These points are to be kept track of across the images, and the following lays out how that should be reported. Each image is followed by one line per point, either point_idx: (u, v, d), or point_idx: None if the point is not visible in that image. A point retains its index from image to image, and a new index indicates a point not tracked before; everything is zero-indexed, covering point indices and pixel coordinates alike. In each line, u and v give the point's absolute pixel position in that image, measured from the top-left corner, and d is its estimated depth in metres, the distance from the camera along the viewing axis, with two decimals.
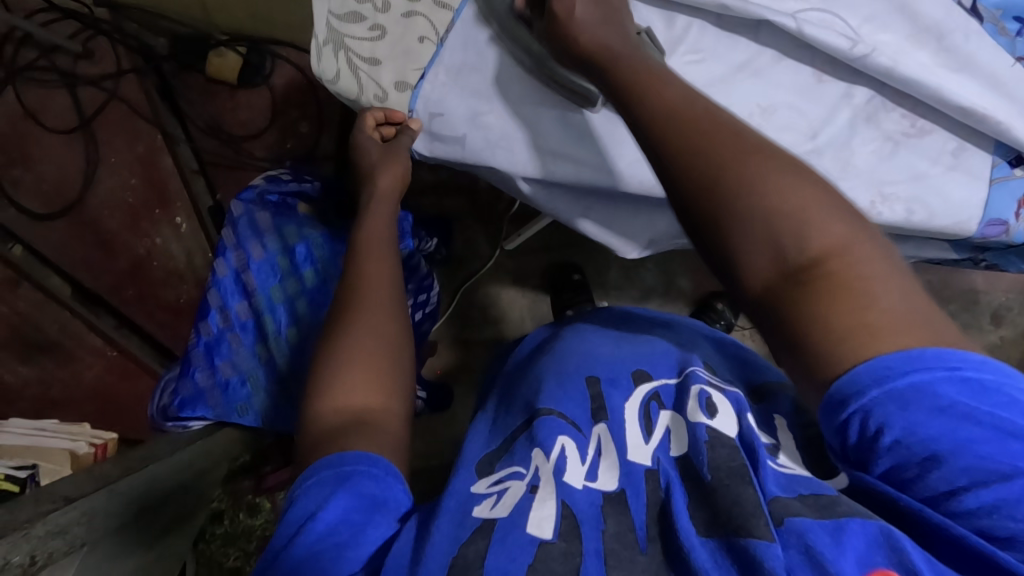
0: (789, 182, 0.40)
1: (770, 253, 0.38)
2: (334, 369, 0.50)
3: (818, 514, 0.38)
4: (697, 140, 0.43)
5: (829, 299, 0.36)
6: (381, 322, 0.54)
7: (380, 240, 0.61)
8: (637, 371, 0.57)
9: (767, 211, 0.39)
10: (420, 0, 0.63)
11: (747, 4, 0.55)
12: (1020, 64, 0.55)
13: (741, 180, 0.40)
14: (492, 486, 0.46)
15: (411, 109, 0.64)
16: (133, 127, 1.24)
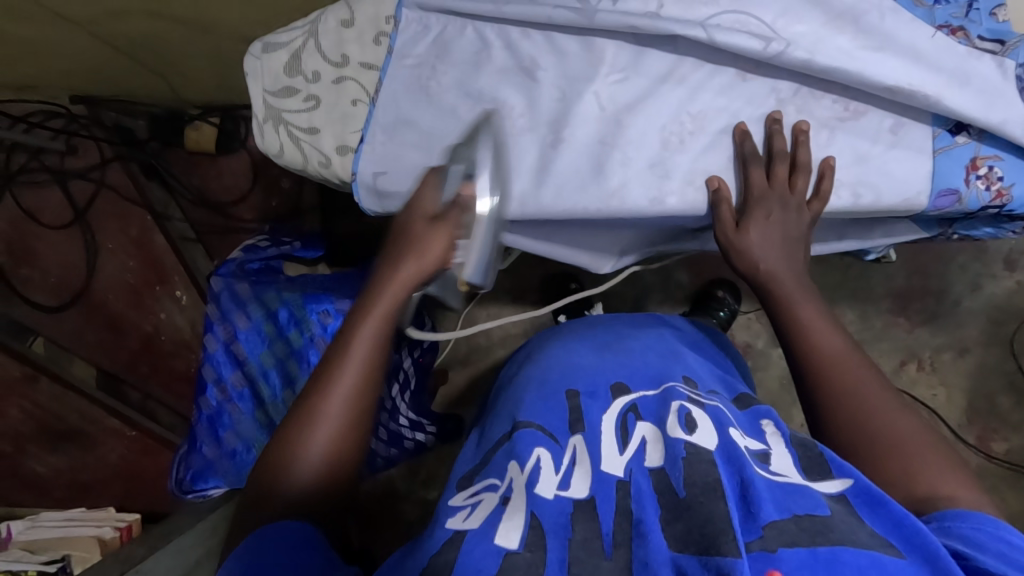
0: (885, 395, 0.53)
1: (897, 481, 0.48)
2: (296, 450, 0.50)
3: (809, 541, 0.39)
4: (856, 390, 0.53)
5: (890, 479, 0.48)
6: (358, 429, 0.52)
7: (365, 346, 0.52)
8: (615, 383, 0.59)
9: (897, 453, 0.49)
10: (347, 65, 0.64)
11: (654, 22, 0.57)
12: (941, 32, 0.54)
13: (878, 426, 0.51)
14: (468, 498, 0.49)
15: (355, 171, 0.65)
16: (124, 211, 1.28)
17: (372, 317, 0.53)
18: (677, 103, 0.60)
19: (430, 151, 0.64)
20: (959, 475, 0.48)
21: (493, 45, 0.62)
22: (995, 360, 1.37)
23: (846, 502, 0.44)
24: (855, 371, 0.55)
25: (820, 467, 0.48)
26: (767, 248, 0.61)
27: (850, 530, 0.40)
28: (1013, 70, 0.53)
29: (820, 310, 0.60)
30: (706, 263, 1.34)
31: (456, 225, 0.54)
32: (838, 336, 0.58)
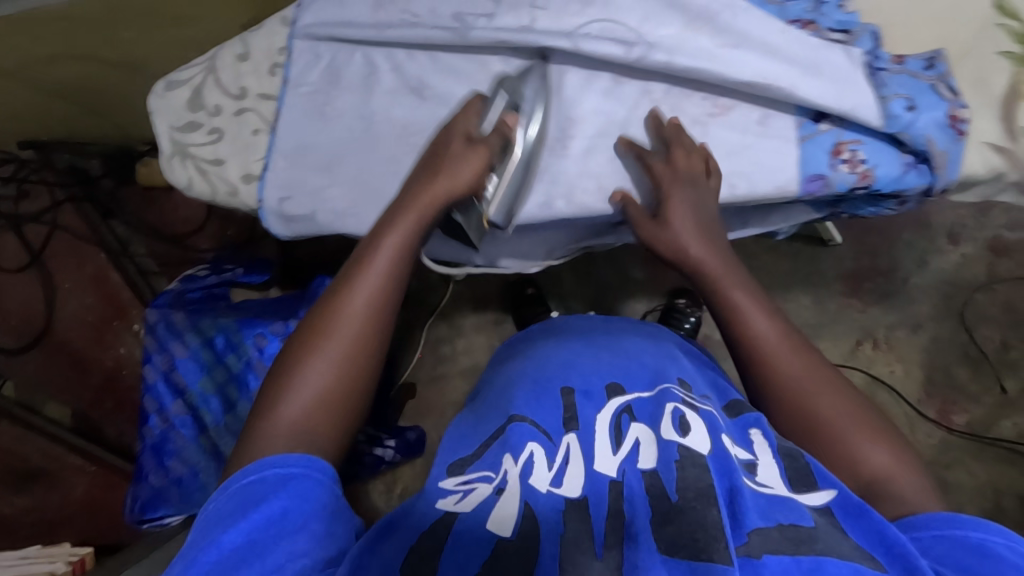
0: (824, 377, 0.52)
1: (847, 469, 0.49)
2: (308, 361, 0.50)
3: (793, 550, 0.39)
4: (801, 374, 0.52)
5: (837, 460, 0.49)
6: (375, 340, 0.52)
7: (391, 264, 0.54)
8: (609, 384, 0.56)
9: (846, 442, 0.49)
10: (246, 96, 0.67)
11: (525, 36, 0.60)
12: (793, 27, 0.57)
13: (827, 414, 0.50)
14: (460, 484, 0.48)
15: (261, 198, 0.67)
16: (78, 251, 1.31)
17: (399, 231, 0.55)
18: (558, 110, 0.62)
19: (330, 173, 0.66)
20: (897, 448, 0.49)
21: (382, 70, 0.65)
22: (949, 333, 1.39)
23: (829, 513, 0.43)
24: (799, 352, 0.54)
25: (805, 477, 0.46)
26: (694, 233, 0.58)
27: (834, 541, 0.40)
28: (861, 57, 0.56)
29: (756, 287, 0.57)
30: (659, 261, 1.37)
31: (491, 149, 0.58)
32: (780, 314, 0.56)
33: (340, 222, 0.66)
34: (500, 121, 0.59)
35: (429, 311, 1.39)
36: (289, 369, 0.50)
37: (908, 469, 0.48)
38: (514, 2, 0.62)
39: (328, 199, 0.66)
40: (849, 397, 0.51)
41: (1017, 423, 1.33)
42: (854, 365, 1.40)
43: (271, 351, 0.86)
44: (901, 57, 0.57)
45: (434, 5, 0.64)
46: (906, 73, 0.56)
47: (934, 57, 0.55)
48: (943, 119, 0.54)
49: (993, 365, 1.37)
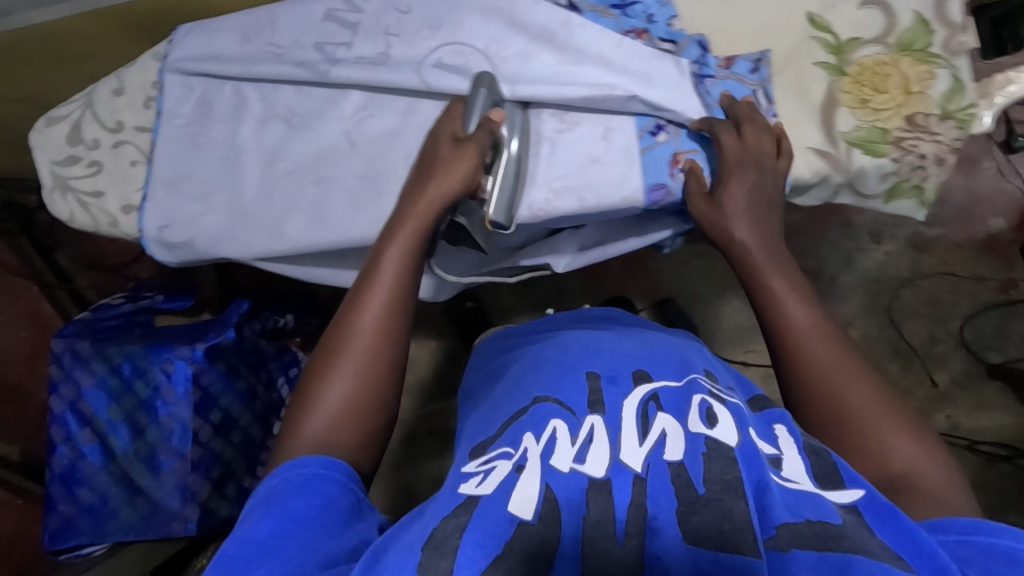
0: (853, 369, 0.53)
1: (876, 461, 0.49)
2: (327, 378, 0.52)
3: (821, 545, 0.39)
4: (833, 367, 0.53)
5: (866, 456, 0.49)
6: (387, 352, 0.54)
7: (396, 275, 0.56)
8: (637, 370, 0.53)
9: (876, 435, 0.49)
10: (123, 129, 0.70)
11: (378, 71, 0.63)
12: (628, 38, 0.60)
13: (857, 407, 0.51)
14: (482, 464, 0.48)
15: (141, 227, 0.69)
16: (10, 285, 1.32)
17: (399, 243, 0.57)
18: (418, 133, 0.65)
19: (207, 202, 0.68)
20: (923, 439, 0.49)
21: (251, 101, 0.68)
22: (878, 329, 1.40)
23: (857, 512, 0.42)
24: (831, 347, 0.54)
25: (832, 476, 0.46)
26: (738, 197, 0.58)
27: (863, 539, 0.40)
28: (688, 66, 0.59)
29: (790, 274, 0.57)
30: (595, 273, 1.40)
31: (480, 145, 0.58)
32: (810, 307, 0.56)
33: (221, 248, 0.68)
34: (486, 117, 0.59)
35: None
36: (310, 393, 0.52)
37: (935, 464, 0.48)
38: (370, 30, 0.64)
39: (208, 227, 0.68)
40: (884, 393, 0.52)
41: (950, 416, 1.34)
42: None
43: (177, 376, 0.88)
44: (729, 60, 0.60)
45: (295, 35, 0.66)
46: (733, 76, 0.60)
47: (758, 60, 0.59)
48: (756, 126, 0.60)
49: (923, 360, 1.38)
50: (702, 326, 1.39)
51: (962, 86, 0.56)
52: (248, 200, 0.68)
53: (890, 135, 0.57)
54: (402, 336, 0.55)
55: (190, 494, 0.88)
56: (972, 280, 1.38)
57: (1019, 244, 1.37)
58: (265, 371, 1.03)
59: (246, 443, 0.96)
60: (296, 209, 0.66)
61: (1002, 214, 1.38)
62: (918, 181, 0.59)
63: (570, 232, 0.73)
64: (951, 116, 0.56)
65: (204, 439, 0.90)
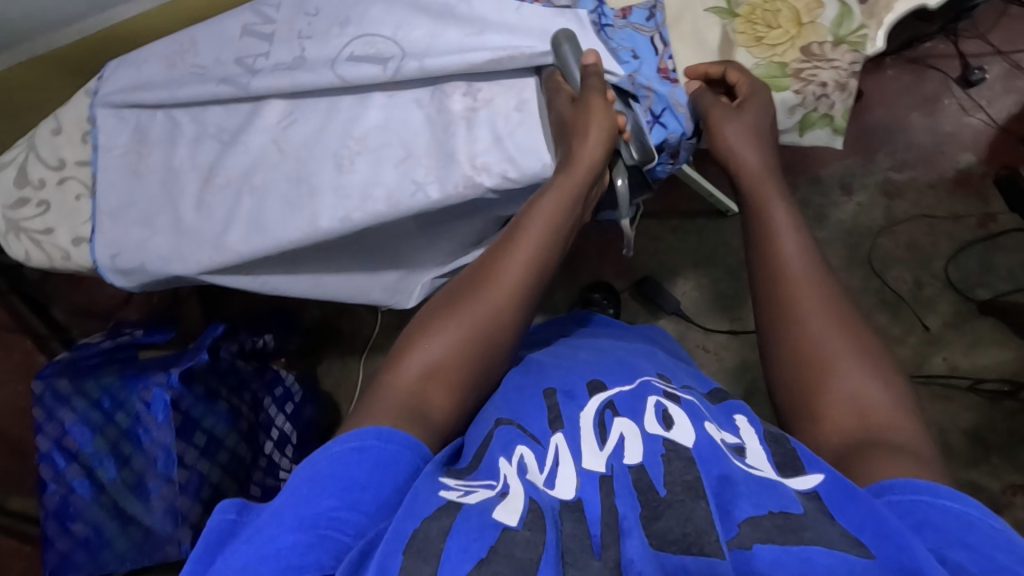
0: (842, 318, 0.50)
1: (854, 409, 0.46)
2: (437, 327, 0.51)
3: (782, 539, 0.36)
4: (822, 313, 0.50)
5: (843, 402, 0.46)
6: (507, 317, 0.52)
7: (530, 247, 0.54)
8: (591, 381, 0.53)
9: (854, 384, 0.47)
10: (65, 166, 0.73)
11: (295, 78, 0.65)
12: (526, 2, 0.62)
13: (842, 356, 0.48)
14: (461, 484, 0.43)
15: (94, 258, 0.72)
16: (6, 342, 1.38)
17: (541, 217, 0.55)
18: (341, 131, 0.67)
19: (151, 225, 0.71)
20: (893, 387, 0.47)
21: (184, 124, 0.71)
22: (861, 281, 1.34)
23: (817, 498, 0.40)
24: (820, 290, 0.51)
25: (793, 462, 0.43)
26: (739, 140, 0.57)
27: (823, 528, 0.37)
28: (587, 17, 0.61)
29: (795, 207, 0.54)
30: (574, 259, 1.39)
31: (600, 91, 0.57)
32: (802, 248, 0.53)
33: (171, 267, 0.70)
34: (583, 65, 0.58)
35: (362, 345, 1.36)
36: (418, 333, 0.51)
37: (908, 423, 0.45)
38: (285, 37, 0.67)
39: (156, 248, 0.70)
40: (870, 343, 0.48)
41: (948, 358, 1.29)
42: None
43: (156, 403, 0.91)
44: (627, 12, 0.61)
45: (215, 53, 0.69)
46: (631, 26, 0.61)
47: (653, 6, 0.60)
48: (659, 69, 0.60)
49: (912, 304, 1.32)
50: (684, 300, 1.36)
51: (849, 11, 0.57)
52: (194, 215, 0.70)
53: (789, 68, 0.59)
54: (526, 306, 0.53)
55: (181, 517, 0.90)
56: (949, 220, 1.32)
57: (992, 177, 1.31)
58: (249, 393, 1.05)
59: (234, 462, 0.98)
60: (241, 219, 0.69)
61: (969, 149, 1.32)
62: (825, 110, 0.60)
63: None
64: (844, 41, 0.58)
65: (191, 462, 0.92)
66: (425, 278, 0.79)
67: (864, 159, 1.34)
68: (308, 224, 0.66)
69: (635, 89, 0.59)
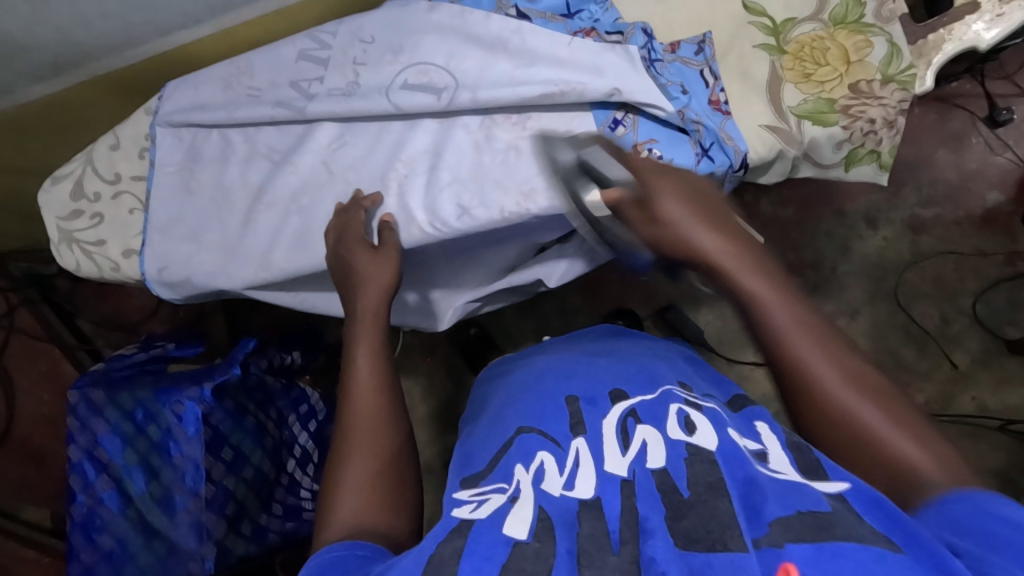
0: (842, 358, 0.49)
1: (881, 458, 0.46)
2: (340, 479, 0.52)
3: (813, 535, 0.35)
4: (819, 361, 0.48)
5: (867, 449, 0.46)
6: (383, 417, 0.56)
7: (368, 374, 0.59)
8: (613, 391, 0.55)
9: (873, 432, 0.46)
10: (122, 182, 0.75)
11: (350, 104, 0.67)
12: (577, 37, 0.63)
13: (849, 410, 0.47)
14: (474, 495, 0.47)
15: (143, 271, 0.73)
16: (35, 350, 1.38)
17: (363, 350, 0.60)
18: (390, 155, 0.69)
19: (200, 241, 0.73)
20: (924, 437, 0.46)
21: (237, 144, 0.73)
22: (886, 316, 1.33)
23: (844, 499, 0.40)
24: (803, 345, 0.49)
25: (817, 470, 0.44)
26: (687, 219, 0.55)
27: (853, 524, 0.37)
28: (637, 52, 0.62)
29: (758, 264, 0.53)
30: (597, 285, 1.40)
31: (394, 245, 0.65)
32: (788, 296, 0.51)
33: (217, 282, 0.71)
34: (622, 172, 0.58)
35: None
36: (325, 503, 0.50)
37: (932, 449, 0.45)
38: (339, 63, 0.69)
39: (203, 263, 0.72)
40: (871, 375, 0.49)
41: (976, 397, 1.27)
42: None
43: (187, 417, 0.91)
44: (674, 51, 0.63)
45: (271, 77, 0.71)
46: (680, 59, 0.63)
47: (702, 41, 0.63)
48: (708, 103, 0.62)
49: (938, 341, 1.31)
50: (707, 329, 1.36)
51: (898, 50, 0.59)
52: (243, 233, 0.72)
53: (837, 104, 0.60)
54: (395, 403, 0.58)
55: (206, 533, 0.90)
56: (976, 256, 1.32)
57: (1019, 216, 1.31)
58: (273, 409, 1.06)
59: (259, 478, 0.98)
60: (288, 239, 0.70)
61: (996, 187, 1.32)
62: (873, 146, 0.62)
63: (556, 247, 0.75)
64: (892, 79, 0.59)
65: (217, 476, 0.92)
66: (461, 301, 0.79)
67: (890, 194, 1.34)
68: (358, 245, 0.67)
69: (686, 123, 0.60)
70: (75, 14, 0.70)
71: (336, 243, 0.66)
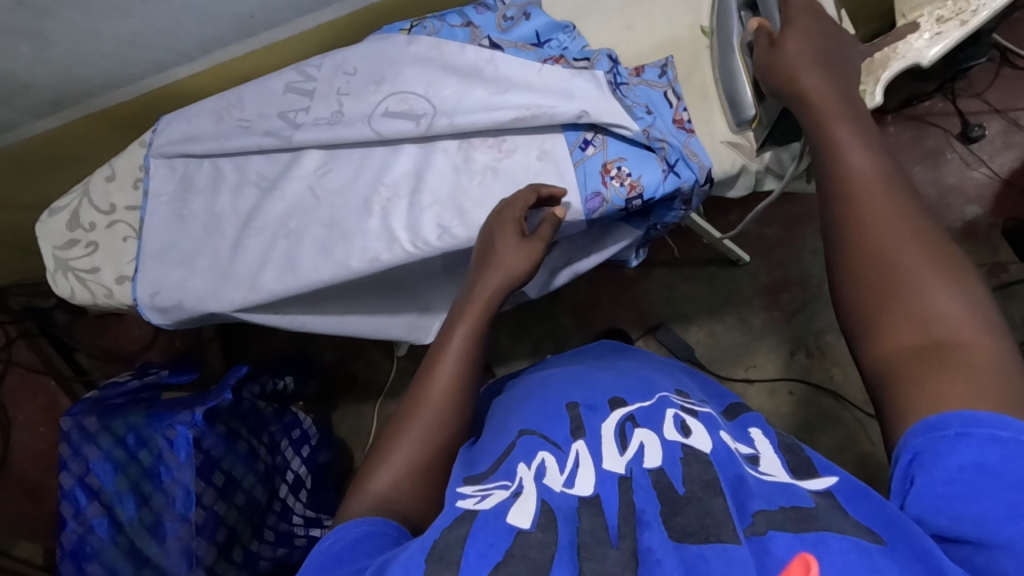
0: (912, 226, 0.45)
1: (914, 327, 0.42)
2: (389, 455, 0.54)
3: (796, 528, 0.35)
4: (897, 222, 0.45)
5: (901, 314, 0.43)
6: (451, 410, 0.57)
7: (458, 361, 0.59)
8: (613, 398, 0.56)
9: (916, 306, 0.42)
10: (115, 211, 0.78)
11: (335, 131, 0.71)
12: (547, 64, 0.67)
13: (908, 279, 0.43)
14: (477, 490, 0.46)
15: (134, 296, 0.76)
16: (33, 383, 1.40)
17: (459, 335, 0.61)
18: (373, 179, 0.72)
19: (190, 266, 0.75)
20: (969, 292, 0.42)
21: (227, 172, 0.77)
22: None
23: (831, 496, 0.39)
24: (883, 207, 0.46)
25: (807, 467, 0.44)
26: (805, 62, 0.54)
27: (836, 519, 0.36)
28: (603, 77, 0.65)
29: (861, 129, 0.50)
30: (587, 307, 1.42)
31: (543, 239, 0.63)
32: (881, 167, 0.48)
33: (206, 305, 0.73)
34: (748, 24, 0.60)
35: (377, 393, 1.37)
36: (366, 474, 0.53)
37: (986, 337, 0.40)
38: (324, 94, 0.73)
39: (193, 288, 0.74)
40: (950, 258, 0.43)
41: None
42: (791, 376, 1.33)
43: (177, 442, 0.91)
44: (636, 76, 0.68)
45: (260, 109, 0.75)
46: (644, 82, 0.68)
47: (664, 65, 0.68)
48: (672, 121, 0.66)
49: None
50: (698, 346, 1.37)
51: None
52: (235, 257, 0.74)
53: None
54: (471, 397, 0.59)
55: (195, 559, 0.89)
56: None
57: (999, 228, 1.33)
58: (267, 435, 1.07)
59: (250, 505, 0.99)
60: (276, 263, 0.72)
61: (974, 202, 1.35)
62: None
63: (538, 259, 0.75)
64: None
65: (208, 502, 0.92)
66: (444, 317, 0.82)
67: None
68: (343, 266, 0.70)
69: (650, 141, 0.64)
70: (74, 52, 0.74)
71: (495, 213, 0.65)
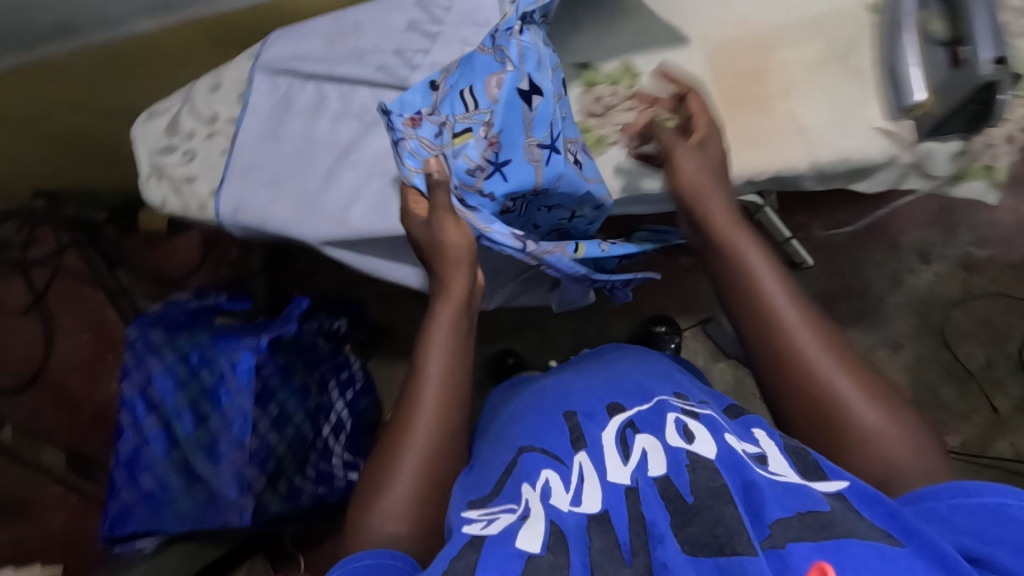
0: (836, 352, 0.50)
1: (864, 449, 0.48)
2: (388, 473, 0.52)
3: (815, 534, 0.36)
4: (812, 352, 0.50)
5: (845, 441, 0.48)
6: (435, 417, 0.54)
7: (438, 363, 0.56)
8: (609, 404, 0.54)
9: (856, 426, 0.48)
10: (219, 122, 0.76)
11: None
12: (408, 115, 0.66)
13: (838, 402, 0.49)
14: (483, 513, 0.44)
15: (217, 211, 0.73)
16: (79, 292, 1.39)
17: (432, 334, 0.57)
18: None
19: (276, 188, 0.72)
20: (892, 408, 0.49)
21: (331, 99, 0.74)
22: (929, 351, 1.32)
23: (844, 497, 0.40)
24: (789, 340, 0.51)
25: (817, 468, 0.44)
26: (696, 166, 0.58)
27: (852, 521, 0.37)
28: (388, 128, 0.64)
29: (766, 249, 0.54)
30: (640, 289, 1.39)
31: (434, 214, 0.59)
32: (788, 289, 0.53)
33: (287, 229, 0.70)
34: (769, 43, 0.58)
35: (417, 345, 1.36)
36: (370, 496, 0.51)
37: (914, 447, 0.47)
38: (448, 40, 0.71)
39: (279, 214, 0.71)
40: (861, 368, 0.50)
41: (1014, 443, 1.25)
42: None
43: (242, 366, 0.91)
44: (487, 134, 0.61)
45: (377, 40, 0.72)
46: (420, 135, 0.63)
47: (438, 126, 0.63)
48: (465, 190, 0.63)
49: (979, 382, 1.29)
50: None
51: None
52: (322, 185, 0.71)
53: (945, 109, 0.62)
54: (460, 394, 0.56)
55: (246, 485, 0.90)
56: None
57: None
58: (318, 373, 1.04)
59: (299, 440, 0.98)
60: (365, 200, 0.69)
61: None
62: (988, 162, 0.64)
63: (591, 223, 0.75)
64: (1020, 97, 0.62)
65: (263, 431, 0.92)
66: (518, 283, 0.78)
67: (943, 230, 1.33)
68: None
69: (472, 167, 0.62)
70: None
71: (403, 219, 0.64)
